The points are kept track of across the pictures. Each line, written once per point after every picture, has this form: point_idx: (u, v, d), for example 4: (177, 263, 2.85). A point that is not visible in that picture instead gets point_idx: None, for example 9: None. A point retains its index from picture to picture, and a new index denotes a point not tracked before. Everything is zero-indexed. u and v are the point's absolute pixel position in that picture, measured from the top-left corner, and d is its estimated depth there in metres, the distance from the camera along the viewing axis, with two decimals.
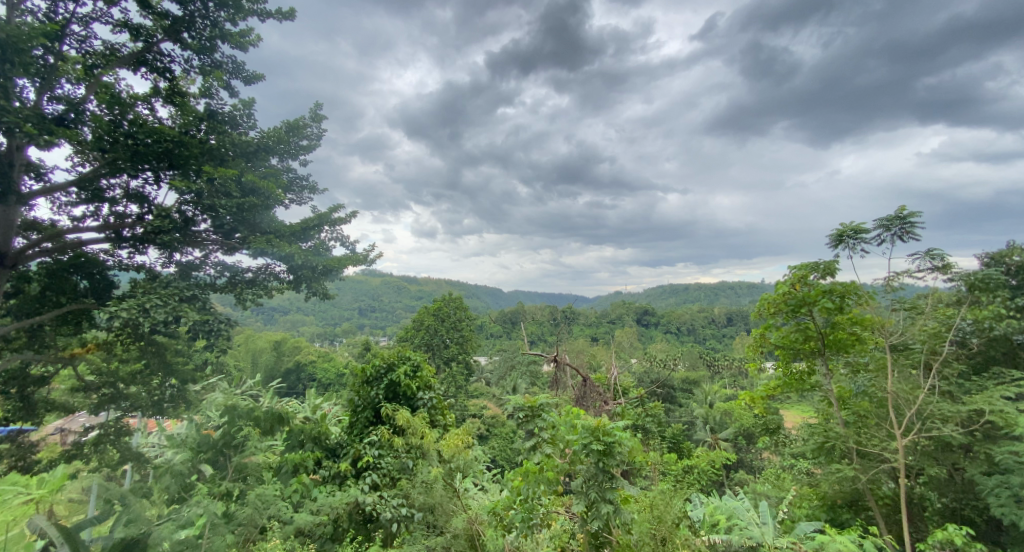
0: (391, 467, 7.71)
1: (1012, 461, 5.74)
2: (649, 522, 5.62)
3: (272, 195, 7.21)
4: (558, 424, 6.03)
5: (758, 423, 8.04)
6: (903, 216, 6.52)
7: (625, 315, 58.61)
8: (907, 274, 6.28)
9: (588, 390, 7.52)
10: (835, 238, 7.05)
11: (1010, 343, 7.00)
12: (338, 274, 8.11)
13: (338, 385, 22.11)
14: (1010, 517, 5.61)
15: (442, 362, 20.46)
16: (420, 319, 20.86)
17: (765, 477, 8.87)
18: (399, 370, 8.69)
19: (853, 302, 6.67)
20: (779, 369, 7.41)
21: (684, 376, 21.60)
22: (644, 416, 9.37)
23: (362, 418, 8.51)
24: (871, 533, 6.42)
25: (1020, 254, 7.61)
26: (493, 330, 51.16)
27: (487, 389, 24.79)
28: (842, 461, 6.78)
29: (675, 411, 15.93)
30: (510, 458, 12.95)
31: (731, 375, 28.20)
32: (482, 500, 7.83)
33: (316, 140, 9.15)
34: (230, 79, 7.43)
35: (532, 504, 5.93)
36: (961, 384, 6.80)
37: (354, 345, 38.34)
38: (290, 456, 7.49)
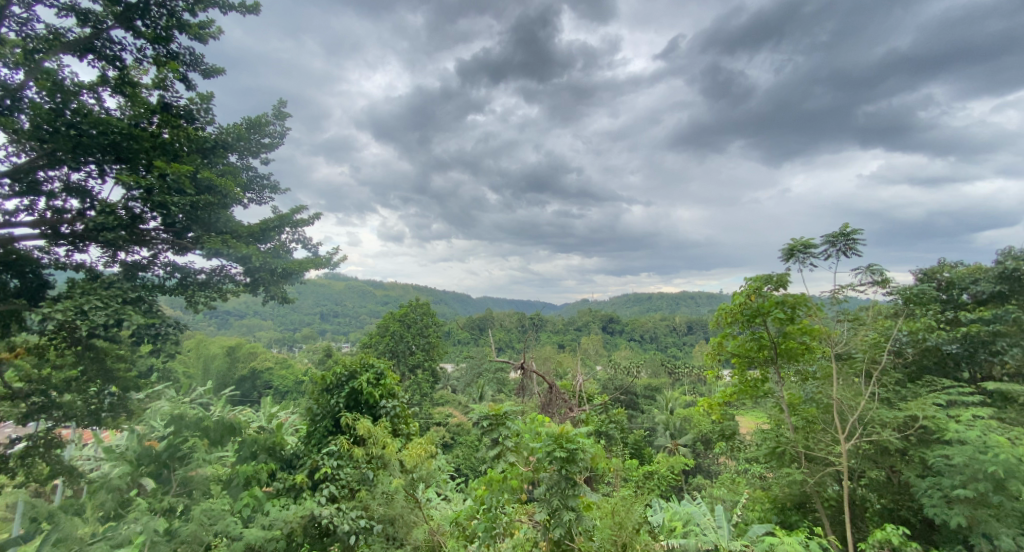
0: (350, 479, 7.47)
1: (942, 463, 6.18)
2: (610, 528, 5.80)
3: (229, 194, 6.95)
4: (523, 433, 6.09)
5: (714, 430, 8.31)
6: (847, 233, 6.97)
7: (589, 324, 59.37)
8: (852, 287, 6.70)
9: (554, 397, 7.58)
10: (787, 252, 7.45)
11: (940, 353, 7.58)
12: (299, 277, 7.81)
13: (297, 393, 21.31)
14: (941, 517, 6.02)
15: (406, 370, 20.00)
16: (384, 324, 20.48)
17: (721, 481, 9.15)
18: (362, 377, 8.47)
19: (803, 313, 7.03)
20: (734, 376, 7.72)
21: (647, 383, 22.08)
22: (608, 422, 9.44)
23: (320, 428, 8.27)
24: (818, 534, 6.72)
25: (950, 270, 8.29)
26: (458, 336, 50.81)
27: (452, 396, 24.51)
28: (792, 465, 7.11)
29: (638, 417, 16.30)
30: (474, 466, 12.86)
31: (691, 382, 29.05)
32: (445, 511, 7.69)
33: (279, 138, 8.89)
34: (186, 71, 7.11)
35: (495, 514, 5.88)
36: (898, 392, 7.29)
37: (314, 352, 37.05)
38: (241, 468, 7.05)
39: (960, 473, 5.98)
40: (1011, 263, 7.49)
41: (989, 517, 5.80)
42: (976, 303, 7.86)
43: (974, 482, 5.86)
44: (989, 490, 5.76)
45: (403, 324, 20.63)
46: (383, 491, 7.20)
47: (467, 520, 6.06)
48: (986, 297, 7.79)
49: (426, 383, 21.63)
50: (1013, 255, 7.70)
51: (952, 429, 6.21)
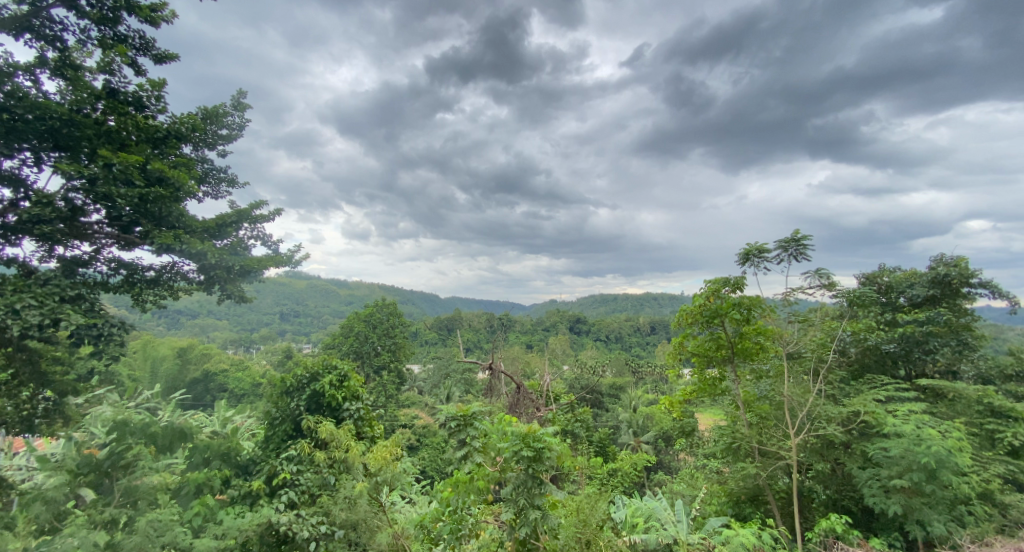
0: (311, 484, 7.26)
1: (882, 456, 6.62)
2: (575, 526, 5.90)
3: (183, 186, 6.51)
4: (490, 432, 6.08)
5: (675, 427, 8.57)
6: (797, 239, 7.37)
7: (556, 324, 59.90)
8: (802, 290, 7.08)
9: (521, 398, 7.64)
10: (742, 256, 7.81)
11: (880, 352, 8.13)
12: (257, 275, 7.52)
13: (254, 396, 20.50)
14: (879, 505, 6.44)
15: (371, 371, 19.57)
16: (349, 325, 20.00)
17: (681, 477, 9.45)
18: (324, 380, 8.28)
19: (757, 315, 7.40)
20: (694, 375, 8.02)
21: (612, 382, 22.50)
22: (573, 421, 9.54)
23: (279, 432, 8.03)
24: (769, 525, 7.07)
25: (889, 275, 8.92)
26: (423, 337, 50.17)
27: (418, 397, 24.19)
28: (746, 460, 7.44)
29: (604, 415, 16.62)
30: (440, 468, 12.75)
31: (654, 381, 29.78)
32: (409, 514, 7.59)
33: (237, 130, 8.54)
34: (136, 56, 6.71)
35: (461, 515, 5.86)
36: (843, 388, 7.77)
37: (274, 352, 35.75)
38: (192, 475, 6.67)
39: (897, 464, 6.43)
40: (942, 268, 8.13)
41: (922, 505, 6.27)
42: (912, 306, 8.49)
43: (909, 473, 6.31)
44: (922, 480, 6.21)
45: (368, 325, 20.23)
46: (345, 496, 7.03)
47: (432, 522, 6.01)
48: (920, 300, 8.42)
49: (391, 384, 21.26)
50: (944, 261, 8.37)
51: (890, 423, 6.68)
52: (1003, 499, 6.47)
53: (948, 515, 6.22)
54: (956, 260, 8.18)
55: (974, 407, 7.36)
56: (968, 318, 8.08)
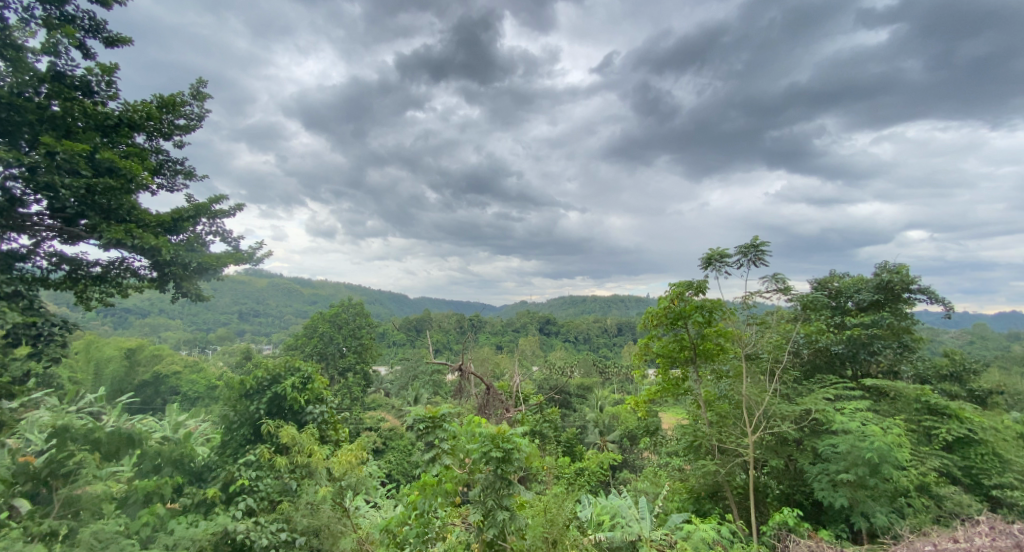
0: (271, 490, 7.05)
1: (830, 451, 7.00)
2: (542, 526, 5.91)
3: (136, 178, 6.15)
4: (460, 435, 6.02)
5: (639, 426, 8.79)
6: (756, 244, 7.71)
7: (526, 324, 60.12)
8: (760, 293, 7.41)
9: (491, 398, 7.68)
10: (705, 260, 8.10)
11: (828, 353, 8.61)
12: (216, 273, 7.21)
13: (210, 399, 19.61)
14: (828, 499, 6.80)
15: (335, 373, 19.08)
16: (313, 325, 19.47)
17: (645, 475, 9.66)
18: (286, 382, 8.31)
19: (718, 317, 7.67)
20: (658, 375, 8.24)
21: (580, 382, 22.81)
22: (542, 421, 9.61)
23: (237, 436, 7.94)
24: (727, 520, 7.34)
25: (838, 281, 9.45)
26: (390, 337, 49.37)
27: (384, 399, 23.80)
28: (707, 457, 7.70)
29: (572, 415, 16.85)
30: (406, 471, 12.60)
31: (621, 381, 30.36)
32: (374, 519, 7.42)
33: (195, 120, 8.19)
34: (85, 39, 6.31)
35: (428, 518, 5.76)
36: (796, 388, 8.18)
37: (232, 353, 34.33)
38: (140, 482, 6.24)
39: (844, 459, 6.79)
40: (886, 275, 8.70)
41: (866, 497, 6.66)
42: (858, 310, 9.03)
43: (855, 467, 6.68)
44: (866, 474, 6.59)
45: (333, 325, 19.77)
46: (307, 502, 6.85)
47: (397, 526, 5.89)
48: (866, 304, 8.96)
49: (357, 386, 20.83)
50: (888, 268, 8.95)
51: (838, 420, 7.08)
52: (939, 491, 7.03)
53: (890, 507, 6.64)
54: (898, 267, 8.76)
55: (913, 404, 7.89)
56: (908, 322, 8.67)
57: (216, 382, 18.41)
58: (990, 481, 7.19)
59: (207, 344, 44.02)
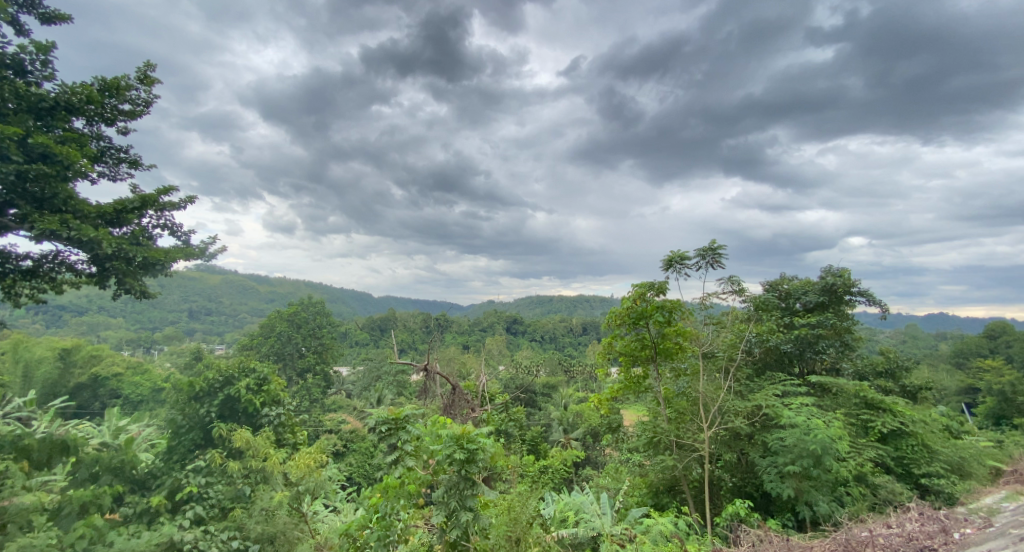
0: (222, 497, 6.73)
1: (778, 444, 7.39)
2: (506, 525, 5.85)
3: (74, 166, 5.73)
4: (424, 436, 5.94)
5: (602, 423, 8.98)
6: (714, 248, 8.03)
7: (493, 324, 59.96)
8: (717, 295, 7.71)
9: (456, 398, 7.63)
10: (665, 262, 8.37)
11: (779, 352, 9.08)
12: (163, 269, 6.76)
13: (156, 402, 18.49)
14: (776, 489, 7.17)
15: (294, 374, 18.40)
16: (269, 324, 18.70)
17: (607, 471, 9.87)
18: (240, 384, 8.05)
19: (678, 317, 7.90)
20: (620, 373, 8.42)
21: (546, 381, 22.96)
22: (507, 421, 9.65)
23: (186, 442, 7.52)
24: (684, 512, 7.62)
25: (788, 283, 9.96)
26: (350, 337, 48.17)
27: (345, 400, 23.21)
28: (666, 452, 7.96)
29: (537, 414, 16.96)
30: (367, 474, 12.30)
31: (585, 380, 30.81)
32: (333, 523, 7.19)
33: (142, 106, 7.68)
34: (18, 14, 5.81)
35: (390, 521, 5.64)
36: (748, 384, 8.58)
37: (181, 353, 32.54)
38: (74, 493, 5.74)
39: (791, 451, 7.17)
40: (830, 278, 9.28)
41: (810, 487, 7.07)
42: (806, 310, 9.54)
43: (800, 459, 7.06)
44: (810, 465, 6.99)
45: (291, 324, 19.07)
46: (262, 508, 6.56)
47: (357, 530, 5.73)
48: (812, 305, 9.50)
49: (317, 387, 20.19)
50: (832, 272, 9.55)
51: (786, 415, 7.46)
52: (874, 480, 7.56)
53: (830, 496, 7.09)
54: (842, 271, 9.35)
55: (853, 399, 8.43)
56: (849, 322, 9.27)
57: (164, 383, 17.39)
58: (919, 470, 7.80)
59: (151, 343, 41.45)
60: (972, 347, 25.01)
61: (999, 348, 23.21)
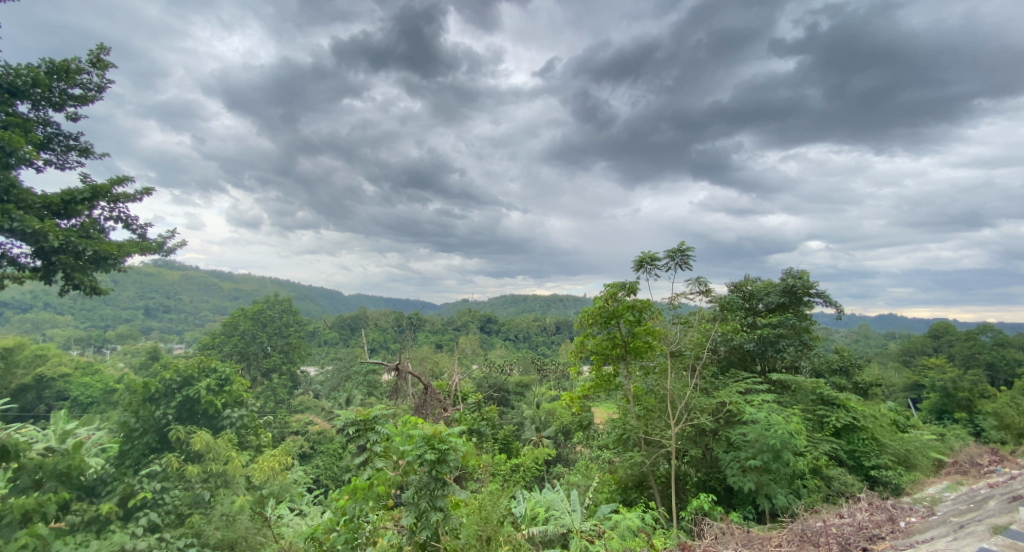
0: (179, 503, 6.47)
1: (740, 439, 7.67)
2: (477, 524, 5.89)
3: (18, 152, 5.35)
4: (394, 437, 5.83)
5: (573, 421, 9.10)
6: (682, 249, 8.25)
7: (465, 323, 59.72)
8: (685, 295, 7.91)
9: (429, 398, 7.56)
10: (637, 262, 8.53)
11: (742, 351, 9.41)
12: (116, 263, 6.39)
13: (108, 404, 17.48)
14: (738, 483, 7.43)
15: (258, 374, 17.82)
16: (233, 322, 17.86)
17: (577, 468, 10.00)
18: (201, 384, 7.93)
19: (648, 316, 8.08)
20: (592, 371, 8.55)
21: (519, 380, 23.00)
22: (480, 420, 9.66)
23: (139, 446, 7.08)
24: (651, 507, 7.79)
25: (751, 284, 10.33)
26: (317, 336, 46.95)
27: (313, 400, 22.62)
28: (634, 449, 8.12)
29: (509, 413, 17.01)
30: (335, 476, 12.00)
31: (557, 379, 31.09)
32: (299, 527, 6.95)
33: (93, 91, 7.24)
34: None
35: (357, 524, 5.47)
36: (713, 382, 8.86)
37: (136, 353, 30.86)
38: (15, 501, 5.27)
39: (752, 446, 7.45)
40: (791, 280, 9.71)
41: (770, 481, 7.35)
42: (768, 310, 9.93)
43: (761, 454, 7.33)
44: (770, 459, 7.26)
45: (256, 323, 18.39)
46: (221, 514, 6.42)
47: (323, 533, 5.44)
48: (774, 305, 9.90)
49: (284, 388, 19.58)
50: (792, 274, 9.97)
51: (748, 412, 7.74)
52: (829, 473, 7.93)
53: (788, 489, 7.39)
54: (801, 273, 9.78)
55: (810, 395, 8.84)
56: (807, 322, 9.70)
57: (118, 384, 16.46)
58: (870, 463, 8.23)
59: (103, 342, 39.22)
60: (918, 346, 26.63)
61: (941, 347, 24.81)
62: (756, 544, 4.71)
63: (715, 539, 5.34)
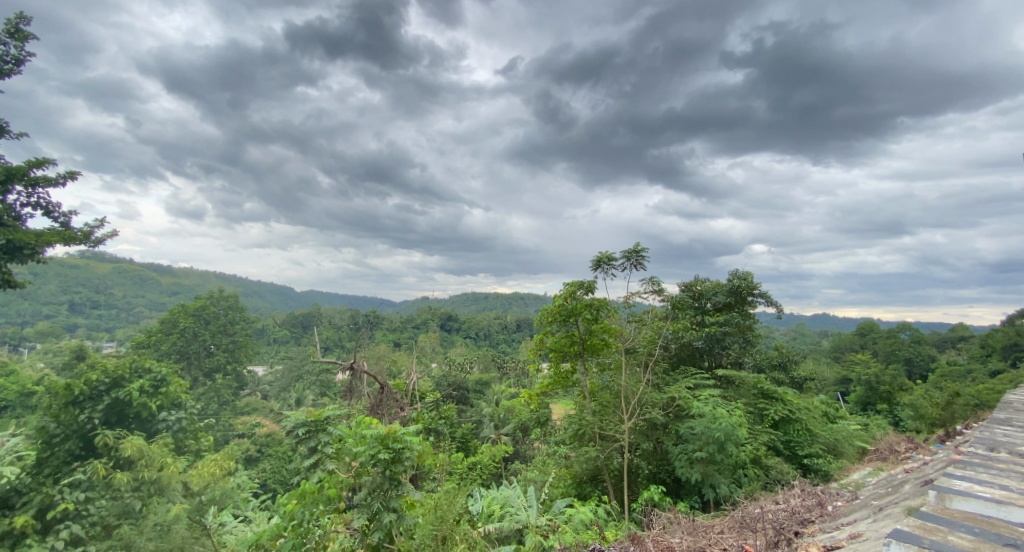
0: (106, 513, 5.94)
1: (688, 432, 8.02)
2: (432, 524, 5.80)
3: None
4: (346, 438, 5.62)
5: (531, 418, 9.19)
6: (637, 250, 8.49)
7: (422, 320, 58.86)
8: (640, 294, 8.15)
9: (384, 398, 7.40)
10: (595, 262, 8.72)
11: (690, 348, 9.83)
12: (34, 254, 5.80)
13: (27, 409, 15.95)
14: (685, 474, 7.75)
15: (200, 375, 16.83)
16: (171, 319, 16.49)
17: (534, 464, 10.10)
18: (133, 386, 7.34)
19: (604, 315, 8.27)
20: (550, 369, 8.67)
21: (479, 378, 22.87)
22: (438, 418, 9.58)
23: (60, 454, 6.41)
24: (604, 500, 7.99)
25: (701, 284, 10.79)
26: (264, 334, 44.82)
27: (261, 402, 21.57)
28: (589, 444, 8.28)
29: (469, 410, 16.93)
30: (283, 480, 11.52)
31: (517, 376, 31.22)
32: (243, 535, 6.53)
33: (9, 64, 6.55)
34: None
35: (306, 529, 5.18)
36: (664, 377, 9.21)
37: (60, 353, 28.25)
38: None
39: (699, 439, 7.79)
40: (736, 281, 10.25)
41: (715, 471, 7.71)
42: (715, 309, 10.42)
43: (706, 446, 7.67)
44: (715, 451, 7.61)
45: (197, 320, 17.21)
46: (154, 524, 5.98)
47: (269, 540, 5.15)
48: (720, 305, 10.40)
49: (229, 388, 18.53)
50: (737, 276, 10.53)
51: (696, 406, 8.09)
52: (767, 462, 8.43)
53: (731, 479, 7.75)
54: (746, 275, 10.36)
55: (751, 390, 9.41)
56: (750, 321, 10.26)
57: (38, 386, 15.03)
58: (803, 452, 8.82)
59: (19, 341, 35.72)
60: (847, 343, 28.81)
61: (867, 343, 27.00)
62: (699, 532, 4.92)
63: (662, 529, 5.51)
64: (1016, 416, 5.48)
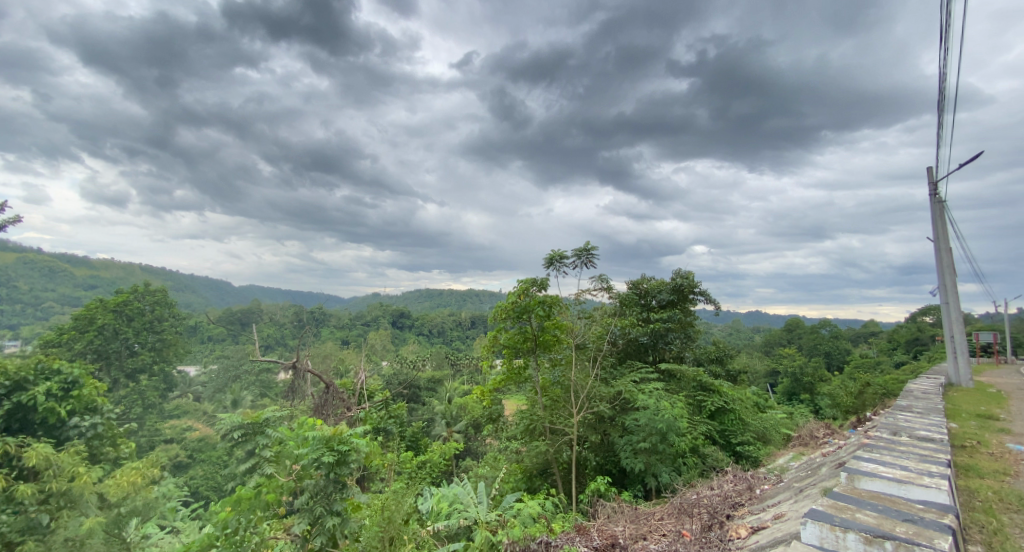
0: (7, 529, 5.33)
1: (633, 424, 8.31)
2: (378, 527, 5.26)
3: None
4: (288, 439, 5.33)
5: (482, 414, 9.19)
6: (587, 249, 8.65)
7: (373, 317, 57.16)
8: (590, 292, 8.32)
9: (330, 398, 7.12)
10: (547, 260, 8.81)
11: (637, 343, 10.18)
12: None
13: None
14: (630, 464, 8.02)
15: (121, 376, 15.52)
16: (88, 316, 14.83)
17: (485, 461, 10.06)
18: (39, 389, 6.61)
19: (557, 311, 8.34)
20: (503, 365, 8.66)
21: (431, 375, 22.35)
22: (387, 417, 9.35)
23: None
24: (552, 493, 8.09)
25: (647, 282, 11.18)
26: (195, 331, 41.86)
27: (192, 404, 20.17)
28: (540, 438, 8.38)
29: (420, 409, 16.66)
30: (216, 486, 10.89)
31: (470, 373, 31.07)
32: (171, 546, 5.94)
33: None
34: None
35: (242, 538, 4.80)
36: (612, 372, 9.50)
37: None
38: None
39: (643, 431, 8.07)
40: (680, 279, 10.74)
41: (657, 461, 8.01)
42: (660, 307, 10.88)
43: (650, 437, 7.97)
44: (658, 441, 7.91)
45: (118, 316, 15.68)
46: (65, 539, 5.45)
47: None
48: (664, 302, 10.87)
49: (156, 389, 17.15)
50: (680, 274, 11.03)
51: (641, 399, 8.38)
52: (704, 451, 8.90)
53: (672, 467, 8.10)
54: (688, 274, 10.88)
55: (692, 383, 9.89)
56: (691, 318, 10.81)
57: None
58: (736, 440, 9.37)
59: None
60: (776, 338, 31.05)
61: (794, 339, 29.21)
62: (642, 520, 5.10)
63: (607, 518, 5.64)
64: (915, 403, 6.12)
